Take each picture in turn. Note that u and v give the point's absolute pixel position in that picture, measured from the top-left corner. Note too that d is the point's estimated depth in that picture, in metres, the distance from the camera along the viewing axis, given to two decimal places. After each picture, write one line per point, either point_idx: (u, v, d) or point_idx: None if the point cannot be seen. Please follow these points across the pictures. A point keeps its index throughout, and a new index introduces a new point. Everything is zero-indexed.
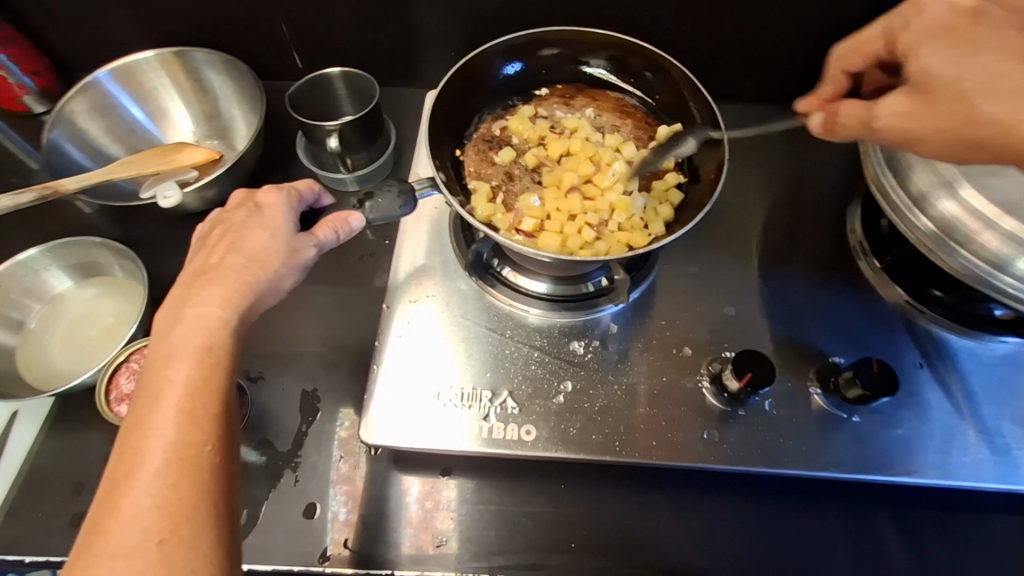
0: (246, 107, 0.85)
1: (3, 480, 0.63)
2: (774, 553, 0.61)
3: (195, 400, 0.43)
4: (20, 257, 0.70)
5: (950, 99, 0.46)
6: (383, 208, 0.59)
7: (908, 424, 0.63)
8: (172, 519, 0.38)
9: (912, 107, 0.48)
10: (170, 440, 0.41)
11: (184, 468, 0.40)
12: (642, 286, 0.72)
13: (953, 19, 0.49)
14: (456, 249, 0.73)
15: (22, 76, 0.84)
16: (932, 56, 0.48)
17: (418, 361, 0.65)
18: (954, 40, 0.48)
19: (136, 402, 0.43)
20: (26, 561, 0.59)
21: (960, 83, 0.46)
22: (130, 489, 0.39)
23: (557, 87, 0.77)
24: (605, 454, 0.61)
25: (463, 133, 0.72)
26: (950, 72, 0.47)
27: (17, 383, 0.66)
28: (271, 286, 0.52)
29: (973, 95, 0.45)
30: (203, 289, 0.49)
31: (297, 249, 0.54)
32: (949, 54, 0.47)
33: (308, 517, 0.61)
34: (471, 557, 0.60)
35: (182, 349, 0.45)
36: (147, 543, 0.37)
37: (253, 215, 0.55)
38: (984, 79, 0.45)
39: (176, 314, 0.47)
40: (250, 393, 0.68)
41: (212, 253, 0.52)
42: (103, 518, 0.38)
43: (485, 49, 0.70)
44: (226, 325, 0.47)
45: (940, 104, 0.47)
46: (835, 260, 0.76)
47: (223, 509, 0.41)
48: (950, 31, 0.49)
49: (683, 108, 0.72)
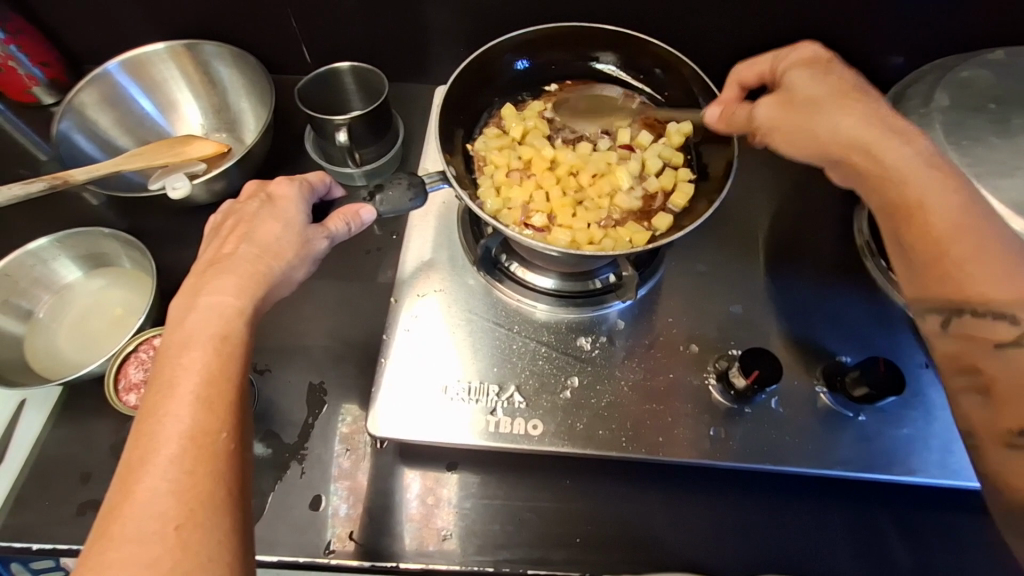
0: (255, 100, 0.85)
1: (10, 468, 0.63)
2: (777, 552, 0.61)
3: (211, 387, 0.43)
4: (29, 247, 0.70)
5: (804, 105, 0.56)
6: (393, 201, 0.60)
7: (912, 423, 0.63)
8: (188, 505, 0.38)
9: (780, 110, 0.57)
10: (185, 427, 0.41)
11: (199, 454, 0.40)
12: (650, 282, 0.72)
13: (814, 58, 0.60)
14: (464, 244, 0.73)
15: (32, 67, 0.84)
16: (800, 74, 0.58)
17: (425, 354, 0.65)
18: (815, 69, 0.58)
19: (150, 389, 0.43)
20: (33, 549, 0.59)
21: (815, 93, 0.56)
22: (145, 475, 0.39)
23: (567, 82, 0.77)
24: (611, 449, 0.61)
25: (471, 129, 0.73)
26: (809, 85, 0.56)
27: (24, 371, 0.66)
28: (285, 277, 0.52)
29: (820, 104, 0.55)
30: (216, 279, 0.49)
31: (310, 241, 0.54)
32: (810, 75, 0.57)
33: (313, 509, 0.61)
34: (475, 551, 0.60)
35: (198, 337, 0.45)
36: (163, 528, 0.37)
37: (266, 205, 0.56)
38: (833, 93, 0.55)
39: (190, 302, 0.48)
40: (256, 385, 0.68)
41: (225, 243, 0.52)
42: (118, 503, 0.39)
43: (497, 43, 0.70)
44: (241, 314, 0.47)
45: (797, 109, 0.56)
46: (840, 260, 0.76)
47: (238, 495, 0.41)
48: (811, 64, 0.59)
49: (694, 105, 0.72)
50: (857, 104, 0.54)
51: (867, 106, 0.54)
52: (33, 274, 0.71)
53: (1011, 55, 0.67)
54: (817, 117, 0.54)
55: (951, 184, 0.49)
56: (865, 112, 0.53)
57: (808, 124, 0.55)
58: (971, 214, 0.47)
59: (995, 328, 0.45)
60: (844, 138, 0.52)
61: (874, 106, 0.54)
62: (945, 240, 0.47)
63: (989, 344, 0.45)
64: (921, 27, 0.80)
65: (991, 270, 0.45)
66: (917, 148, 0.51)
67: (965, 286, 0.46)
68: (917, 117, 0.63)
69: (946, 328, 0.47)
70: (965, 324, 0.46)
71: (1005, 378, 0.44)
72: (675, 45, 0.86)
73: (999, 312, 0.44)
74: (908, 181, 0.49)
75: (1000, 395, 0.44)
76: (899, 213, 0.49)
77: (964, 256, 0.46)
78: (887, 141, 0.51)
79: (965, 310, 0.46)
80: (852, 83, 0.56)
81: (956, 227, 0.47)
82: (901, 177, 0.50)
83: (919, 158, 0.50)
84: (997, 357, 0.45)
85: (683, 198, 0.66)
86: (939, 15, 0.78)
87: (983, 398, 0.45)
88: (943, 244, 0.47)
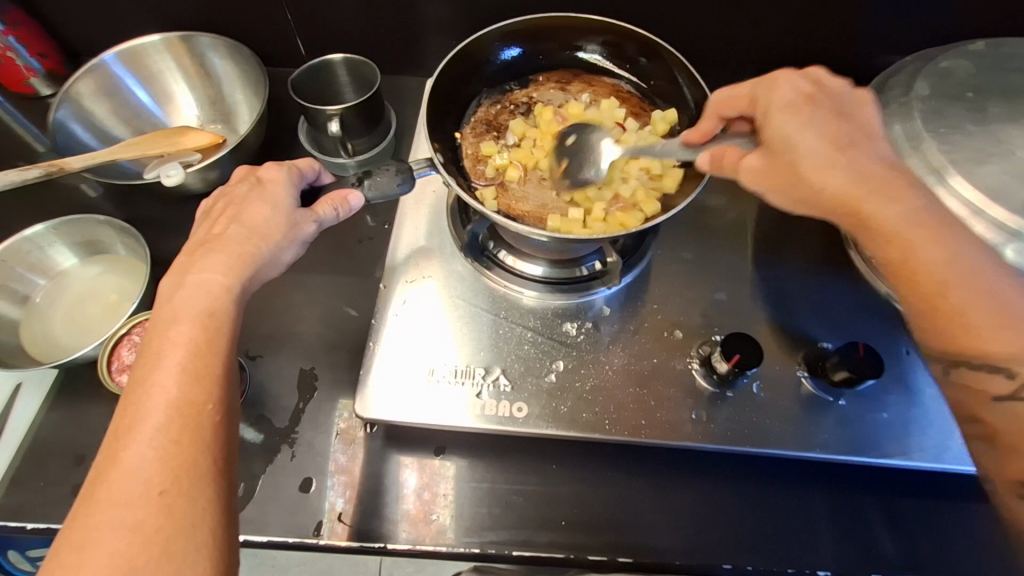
0: (249, 91, 0.86)
1: (5, 451, 0.64)
2: (761, 535, 0.62)
3: (199, 360, 0.44)
4: (25, 233, 0.71)
5: (787, 158, 0.53)
6: (382, 186, 0.61)
7: (893, 408, 0.64)
8: (173, 472, 0.40)
9: (764, 165, 0.55)
10: (172, 397, 0.42)
11: (184, 424, 0.41)
12: (636, 269, 0.73)
13: (794, 96, 0.57)
14: (452, 231, 0.74)
15: (29, 58, 0.85)
16: (778, 123, 0.55)
17: (416, 337, 0.66)
18: (795, 112, 0.55)
19: (139, 362, 0.44)
20: (27, 528, 0.60)
21: (794, 146, 0.53)
22: (131, 443, 0.40)
23: (552, 72, 0.78)
24: (594, 432, 0.62)
25: (460, 118, 0.74)
26: (793, 136, 0.53)
27: (19, 355, 0.67)
28: (272, 258, 0.53)
29: (802, 164, 0.52)
30: (205, 258, 0.50)
31: (297, 224, 0.55)
32: (792, 123, 0.54)
33: (304, 492, 0.63)
34: (464, 533, 0.61)
35: (186, 312, 0.46)
36: (149, 493, 0.39)
37: (255, 189, 0.57)
38: (815, 145, 0.52)
39: (179, 280, 0.49)
40: (248, 370, 0.70)
41: (215, 225, 0.54)
42: (105, 469, 0.40)
43: (482, 34, 0.71)
44: (229, 292, 0.49)
45: (778, 164, 0.54)
46: (828, 249, 0.77)
47: (223, 466, 0.42)
48: (793, 106, 0.56)
49: (677, 93, 0.73)
50: (843, 159, 0.51)
51: (855, 160, 0.51)
52: (30, 260, 0.73)
53: (991, 47, 0.68)
54: (800, 178, 0.52)
55: (950, 242, 0.46)
56: (852, 166, 0.50)
57: (793, 180, 0.53)
58: (966, 270, 0.45)
59: (992, 382, 0.44)
60: (831, 197, 0.50)
61: (861, 156, 0.51)
62: (938, 300, 0.45)
63: (988, 396, 0.45)
64: (909, 21, 0.81)
65: (987, 328, 0.44)
66: (907, 204, 0.48)
67: (964, 341, 0.45)
68: (898, 107, 0.64)
69: (948, 376, 0.46)
70: (966, 375, 0.45)
71: (1007, 430, 0.44)
72: (666, 38, 0.87)
73: (994, 366, 0.44)
74: (898, 241, 0.47)
75: (1005, 444, 0.44)
76: (894, 269, 0.48)
77: (968, 314, 0.44)
78: (875, 199, 0.49)
79: (963, 363, 0.45)
80: (841, 129, 0.53)
81: (943, 284, 0.45)
82: (894, 236, 0.48)
83: (910, 214, 0.48)
84: (996, 410, 0.45)
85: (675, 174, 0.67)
86: (924, 11, 0.79)
87: (988, 445, 0.45)
88: (947, 306, 0.45)
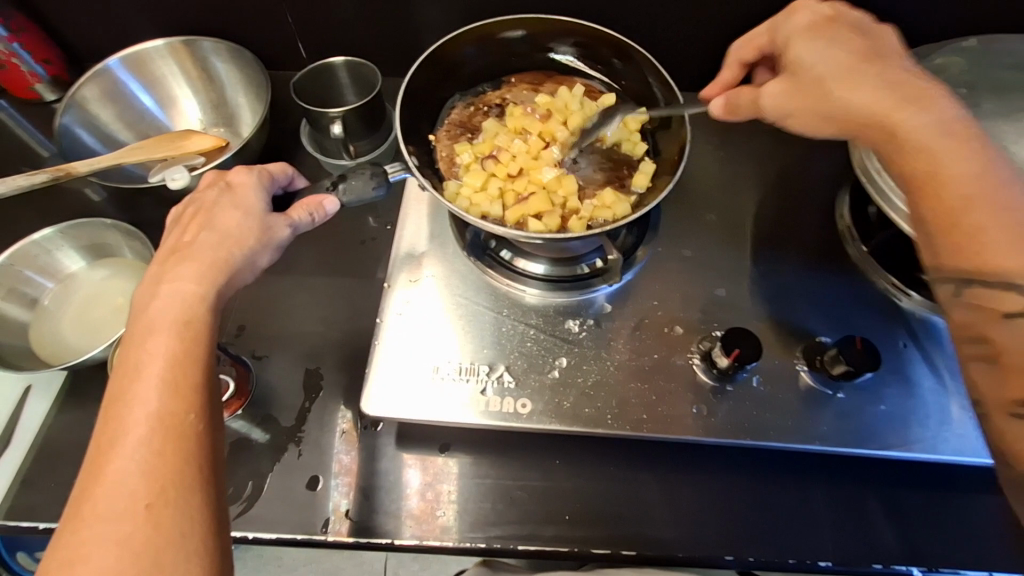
0: (251, 95, 0.87)
1: (16, 452, 0.65)
2: (761, 528, 0.63)
3: (177, 370, 0.45)
4: (36, 236, 0.72)
5: (813, 82, 0.55)
6: (357, 190, 0.62)
7: (890, 400, 0.65)
8: (158, 483, 0.40)
9: (789, 92, 0.56)
10: (152, 409, 0.43)
11: (166, 435, 0.42)
12: (635, 267, 0.74)
13: (816, 20, 0.58)
14: (453, 231, 0.75)
15: (34, 64, 0.86)
16: (804, 47, 0.56)
17: (417, 335, 0.67)
18: (819, 35, 0.56)
19: (117, 375, 0.45)
20: (39, 528, 0.61)
21: (820, 67, 0.54)
22: (114, 456, 0.41)
23: (523, 75, 0.80)
24: (597, 427, 0.63)
25: (433, 124, 0.76)
26: (816, 60, 0.55)
27: (29, 357, 0.68)
28: (247, 263, 0.54)
29: (829, 82, 0.53)
30: (177, 267, 0.51)
31: (270, 228, 0.56)
32: (816, 46, 0.55)
33: (311, 490, 0.64)
34: (469, 528, 0.62)
35: (161, 322, 0.47)
36: (135, 506, 0.39)
37: (225, 193, 0.58)
38: (840, 64, 0.53)
39: (153, 290, 0.49)
40: (254, 370, 0.71)
41: (186, 231, 0.54)
42: (90, 484, 0.40)
43: (455, 36, 0.73)
44: (204, 301, 0.49)
45: (804, 88, 0.55)
46: (825, 245, 0.77)
47: (209, 474, 0.43)
48: (816, 29, 0.57)
49: (648, 93, 0.75)
50: (868, 73, 0.52)
51: (881, 73, 0.52)
52: (39, 263, 0.74)
53: (982, 44, 0.70)
54: (828, 97, 0.53)
55: (975, 153, 0.47)
56: (878, 80, 0.51)
57: (821, 102, 0.54)
58: (988, 185, 0.46)
59: (1005, 298, 0.44)
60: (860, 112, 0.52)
61: (889, 69, 0.53)
62: (961, 211, 0.46)
63: (1000, 314, 0.44)
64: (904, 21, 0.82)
65: (1005, 242, 0.44)
66: (936, 115, 0.49)
67: (979, 256, 0.45)
68: None
69: (960, 295, 0.46)
70: (977, 294, 0.45)
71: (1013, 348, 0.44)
72: (664, 39, 0.88)
73: (1008, 281, 0.44)
74: (922, 149, 0.49)
75: (1008, 364, 0.44)
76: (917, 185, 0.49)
77: (986, 229, 0.45)
78: (906, 110, 0.50)
79: (974, 280, 0.45)
80: (864, 45, 0.55)
81: (967, 198, 0.46)
82: (920, 145, 0.49)
83: (937, 124, 0.49)
84: (1008, 327, 0.44)
85: (572, 186, 0.68)
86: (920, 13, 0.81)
87: (991, 366, 0.45)
88: (967, 220, 0.46)
